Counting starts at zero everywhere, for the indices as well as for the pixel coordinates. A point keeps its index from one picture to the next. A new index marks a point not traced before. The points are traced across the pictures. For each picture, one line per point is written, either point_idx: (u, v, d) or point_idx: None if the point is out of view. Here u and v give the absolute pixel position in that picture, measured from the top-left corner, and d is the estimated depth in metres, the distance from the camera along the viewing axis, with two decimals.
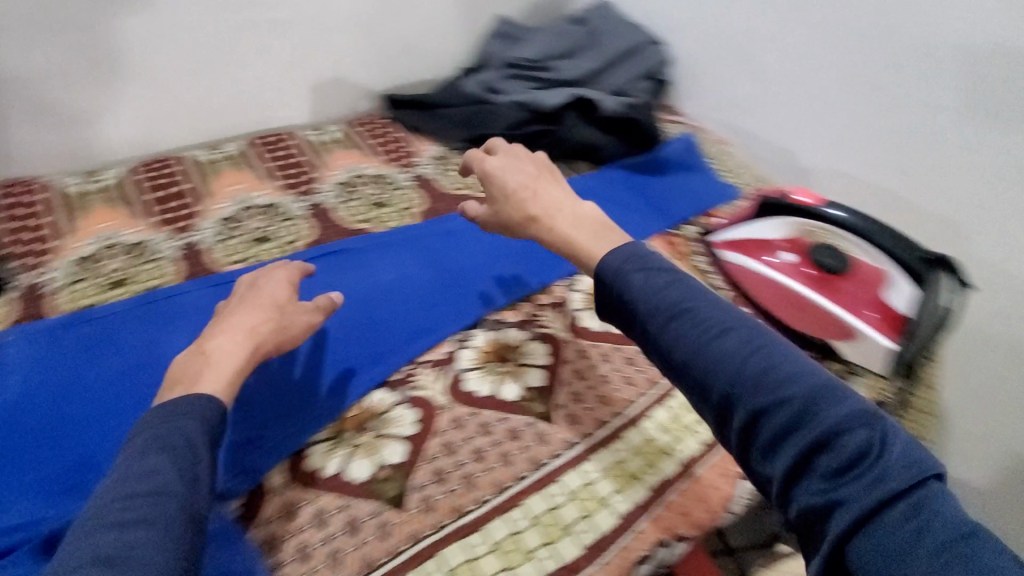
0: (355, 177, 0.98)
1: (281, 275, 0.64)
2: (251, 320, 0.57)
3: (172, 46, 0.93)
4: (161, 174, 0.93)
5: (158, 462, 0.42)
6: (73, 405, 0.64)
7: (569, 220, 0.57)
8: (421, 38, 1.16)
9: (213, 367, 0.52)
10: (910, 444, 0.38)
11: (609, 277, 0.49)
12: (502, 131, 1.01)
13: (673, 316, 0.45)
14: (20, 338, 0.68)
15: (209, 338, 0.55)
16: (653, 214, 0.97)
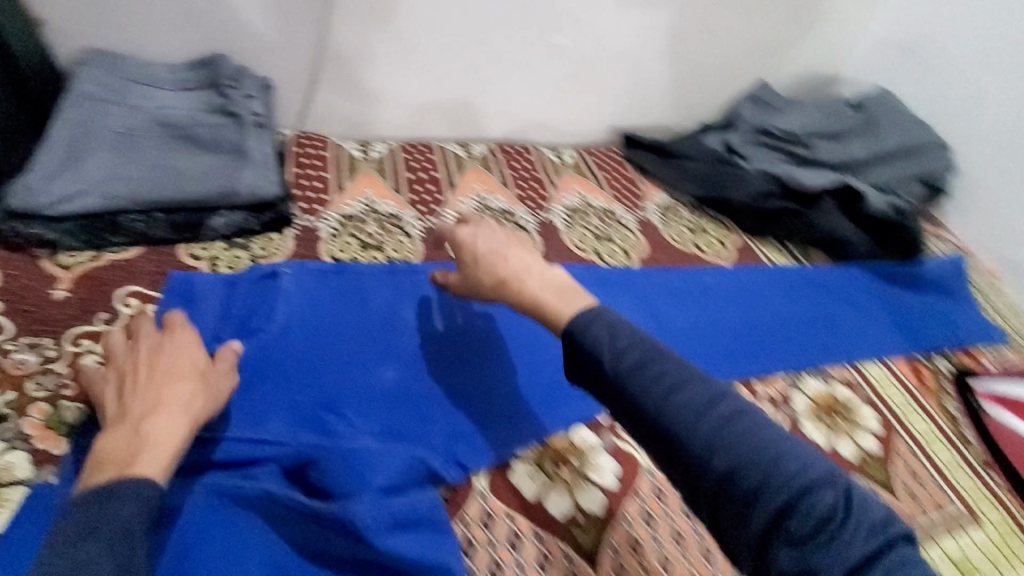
0: (583, 206, 0.99)
1: (184, 338, 0.59)
2: (178, 394, 0.53)
3: (468, 53, 1.03)
4: (420, 158, 1.02)
5: (90, 552, 0.42)
6: (324, 346, 0.69)
7: (537, 283, 0.62)
8: (678, 90, 1.18)
9: (153, 451, 0.49)
10: (855, 495, 0.45)
11: (583, 338, 0.55)
12: (745, 200, 0.99)
13: (635, 369, 0.52)
14: (296, 272, 0.75)
15: (135, 416, 0.51)
16: (900, 335, 0.89)
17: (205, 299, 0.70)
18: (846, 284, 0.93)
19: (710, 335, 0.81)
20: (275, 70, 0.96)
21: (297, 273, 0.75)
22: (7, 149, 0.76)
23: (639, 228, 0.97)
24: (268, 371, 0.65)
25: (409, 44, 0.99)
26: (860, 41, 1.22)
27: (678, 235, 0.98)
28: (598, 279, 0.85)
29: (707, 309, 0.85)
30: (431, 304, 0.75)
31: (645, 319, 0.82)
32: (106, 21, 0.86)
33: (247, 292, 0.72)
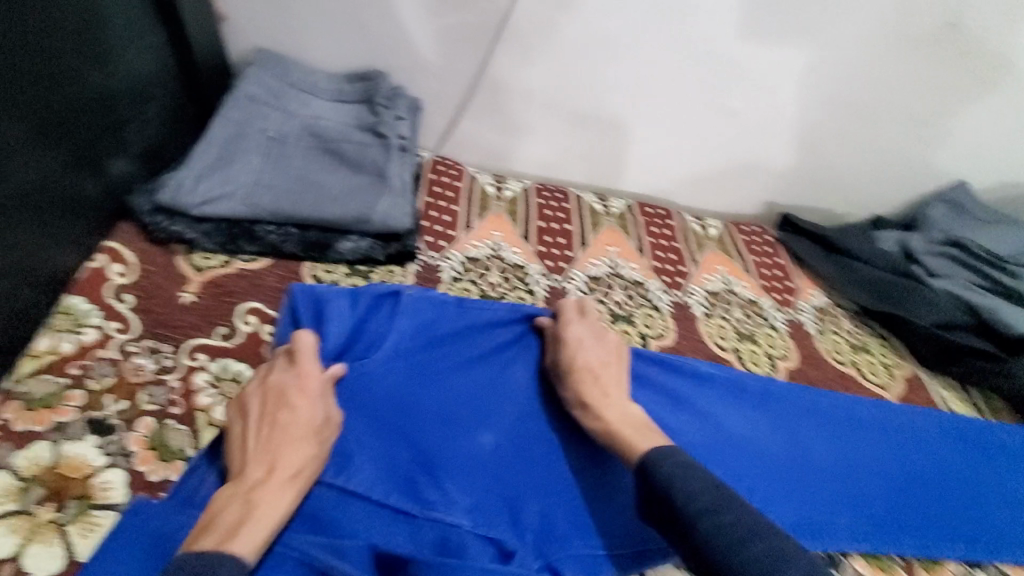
0: (726, 292, 0.87)
1: (311, 386, 0.57)
2: (294, 459, 0.52)
3: (632, 104, 0.95)
4: (555, 204, 0.95)
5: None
6: (430, 397, 0.64)
7: (618, 414, 0.62)
8: (850, 177, 1.06)
9: (254, 524, 0.46)
10: None
11: (652, 470, 0.53)
12: (928, 325, 0.87)
13: (705, 513, 0.47)
14: (414, 300, 0.69)
15: (248, 478, 0.50)
16: None
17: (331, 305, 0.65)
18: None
19: (849, 480, 0.71)
20: (428, 93, 0.93)
21: (419, 297, 0.69)
22: (166, 140, 0.77)
23: (789, 333, 0.85)
24: (374, 414, 0.61)
25: (572, 88, 0.93)
26: None
27: (835, 348, 0.85)
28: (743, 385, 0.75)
29: (856, 447, 0.74)
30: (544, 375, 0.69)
31: (779, 433, 0.72)
32: (280, 22, 0.86)
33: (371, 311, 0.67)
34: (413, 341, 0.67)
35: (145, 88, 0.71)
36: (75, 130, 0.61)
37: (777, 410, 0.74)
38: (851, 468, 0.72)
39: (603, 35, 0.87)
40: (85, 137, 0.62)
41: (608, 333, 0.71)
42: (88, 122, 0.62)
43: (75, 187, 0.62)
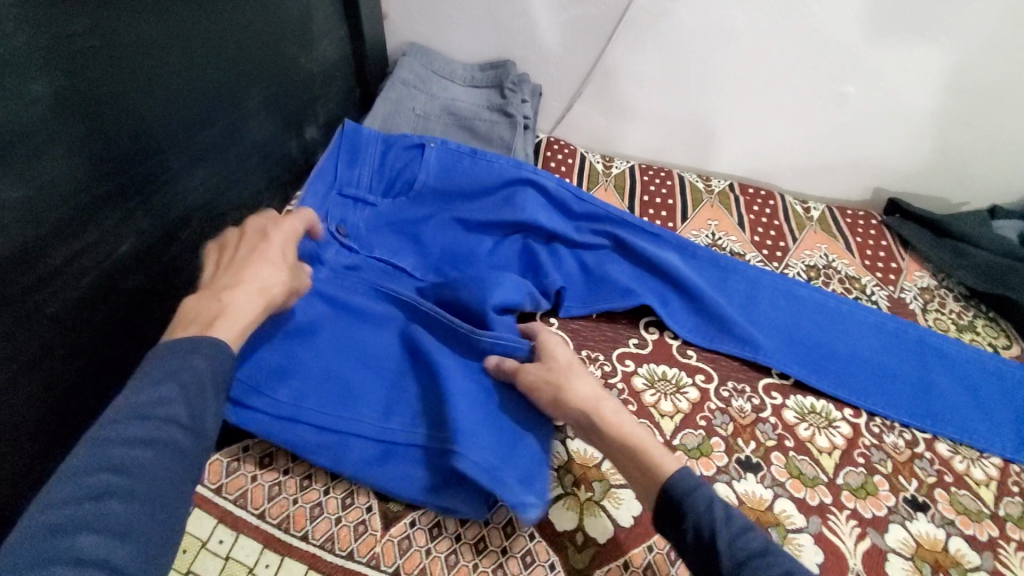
0: (826, 267, 0.91)
1: (287, 228, 0.63)
2: (263, 278, 0.57)
3: (739, 85, 1.00)
4: (658, 182, 1.03)
5: (171, 394, 0.45)
6: (446, 222, 0.84)
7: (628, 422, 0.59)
8: (969, 161, 1.04)
9: (233, 319, 0.52)
10: None
11: (685, 499, 0.51)
12: None
13: (754, 559, 0.47)
14: (441, 146, 0.85)
15: (216, 283, 0.55)
16: None
17: (367, 148, 0.84)
18: None
19: (820, 324, 0.80)
20: (547, 78, 1.05)
21: (440, 149, 0.85)
22: (341, 115, 0.95)
23: (890, 310, 0.86)
24: (409, 229, 0.83)
25: (682, 73, 1.00)
26: None
27: (937, 325, 0.86)
28: (712, 259, 0.86)
29: (819, 295, 0.83)
30: (545, 211, 0.86)
31: (742, 286, 0.84)
32: (430, 19, 1.01)
33: (397, 157, 0.85)
34: (432, 184, 0.84)
35: (329, 72, 0.88)
36: (288, 98, 0.79)
37: (748, 279, 0.85)
38: (817, 316, 0.81)
39: (711, 24, 0.93)
40: (292, 107, 0.80)
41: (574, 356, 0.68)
42: (294, 96, 0.80)
43: (284, 147, 0.80)
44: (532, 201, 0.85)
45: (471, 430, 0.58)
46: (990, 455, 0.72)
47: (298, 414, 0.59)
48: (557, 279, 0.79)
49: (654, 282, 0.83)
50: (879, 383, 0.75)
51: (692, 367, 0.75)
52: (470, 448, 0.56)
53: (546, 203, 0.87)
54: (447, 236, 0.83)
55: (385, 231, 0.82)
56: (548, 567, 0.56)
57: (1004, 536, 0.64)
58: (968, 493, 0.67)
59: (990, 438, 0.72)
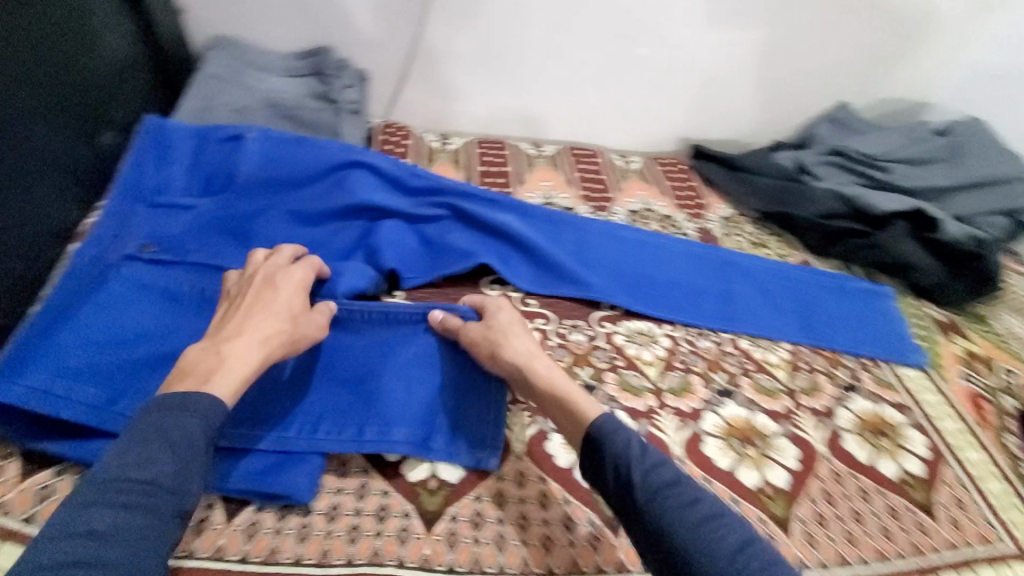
0: (644, 211, 1.02)
1: (297, 277, 0.67)
2: (262, 327, 0.60)
3: (547, 52, 1.07)
4: (494, 153, 1.09)
5: (158, 454, 0.49)
6: (274, 213, 0.81)
7: (549, 372, 0.63)
8: (750, 105, 1.19)
9: (228, 372, 0.56)
10: None
11: (608, 441, 0.56)
12: (811, 216, 0.98)
13: (666, 489, 0.52)
14: (261, 135, 0.84)
15: (220, 338, 0.59)
16: (878, 340, 0.84)
17: (179, 144, 0.82)
18: (823, 291, 0.90)
19: (641, 259, 0.90)
20: (372, 63, 1.06)
21: (261, 139, 0.84)
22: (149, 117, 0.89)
23: (699, 238, 0.99)
24: (233, 225, 0.79)
25: (497, 47, 1.06)
26: (951, 68, 1.15)
27: (737, 246, 0.99)
28: (546, 217, 0.93)
29: (638, 234, 0.93)
30: (380, 190, 0.87)
31: (573, 236, 0.91)
32: (239, 13, 0.98)
33: (211, 152, 0.83)
34: (256, 174, 0.82)
35: (124, 70, 0.82)
36: (77, 100, 0.73)
37: (577, 230, 0.92)
38: (637, 253, 0.91)
39: None
40: (80, 107, 0.74)
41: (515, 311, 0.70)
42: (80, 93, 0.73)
43: (78, 153, 0.74)
44: (364, 180, 0.85)
45: (396, 412, 0.63)
46: (782, 341, 0.83)
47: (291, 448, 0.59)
48: (392, 256, 0.80)
49: (494, 242, 0.87)
50: (688, 300, 0.86)
51: (533, 314, 0.80)
52: (399, 432, 0.62)
53: (382, 183, 0.88)
54: (276, 226, 0.80)
55: (206, 230, 0.78)
56: (403, 515, 0.57)
57: (796, 404, 0.74)
58: (767, 376, 0.77)
59: (783, 327, 0.84)
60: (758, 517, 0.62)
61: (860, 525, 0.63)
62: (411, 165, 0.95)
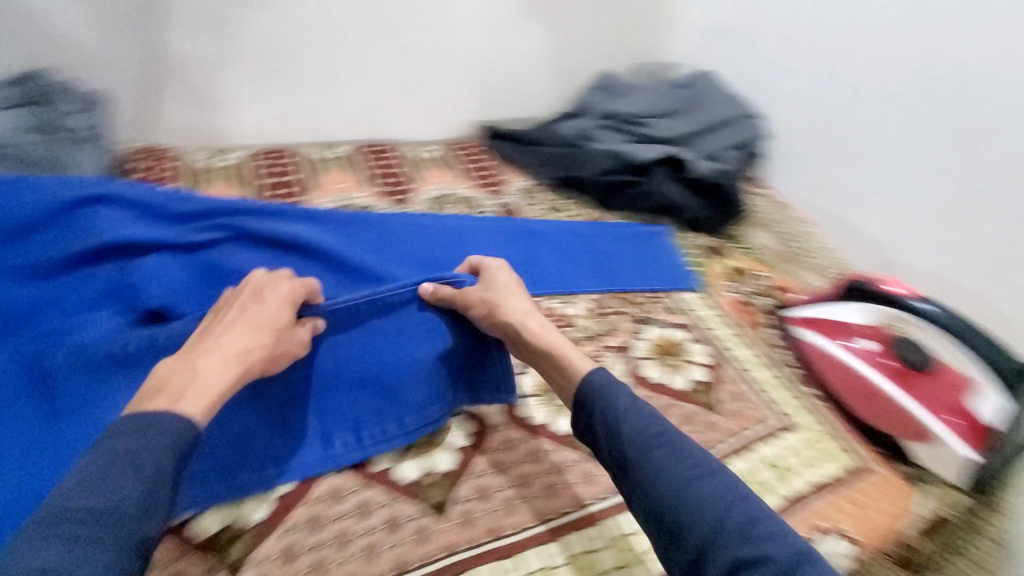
0: (446, 196, 1.04)
1: (287, 290, 0.60)
2: (237, 342, 0.53)
3: (309, 50, 1.02)
4: (277, 163, 1.02)
5: (123, 484, 0.40)
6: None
7: (550, 328, 0.63)
8: (528, 82, 1.25)
9: (198, 388, 0.48)
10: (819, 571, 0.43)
11: (598, 396, 0.55)
12: (591, 176, 1.07)
13: (654, 445, 0.50)
14: None
15: (195, 353, 0.52)
16: (661, 275, 0.95)
17: None
18: (613, 241, 0.99)
19: (445, 245, 0.91)
20: (104, 83, 0.93)
21: None
22: None
23: (500, 213, 1.03)
24: None
25: (252, 49, 0.98)
26: (682, 29, 1.32)
27: (538, 214, 1.04)
28: (341, 219, 0.89)
29: (440, 221, 0.94)
30: (137, 221, 0.77)
31: (374, 235, 0.89)
32: None
33: None
34: None
35: None
36: None
37: (377, 227, 0.90)
38: (441, 241, 0.92)
39: None
40: None
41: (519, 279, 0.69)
42: None
43: None
44: (111, 215, 0.75)
45: (426, 389, 0.67)
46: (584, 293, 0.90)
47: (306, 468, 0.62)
48: (160, 290, 0.71)
49: (285, 256, 0.82)
50: None
51: None
52: (436, 411, 0.67)
53: (133, 213, 0.77)
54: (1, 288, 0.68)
55: None
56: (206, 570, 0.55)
57: (600, 347, 0.81)
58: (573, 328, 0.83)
59: (582, 281, 0.91)
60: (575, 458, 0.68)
61: None
62: (174, 188, 0.85)
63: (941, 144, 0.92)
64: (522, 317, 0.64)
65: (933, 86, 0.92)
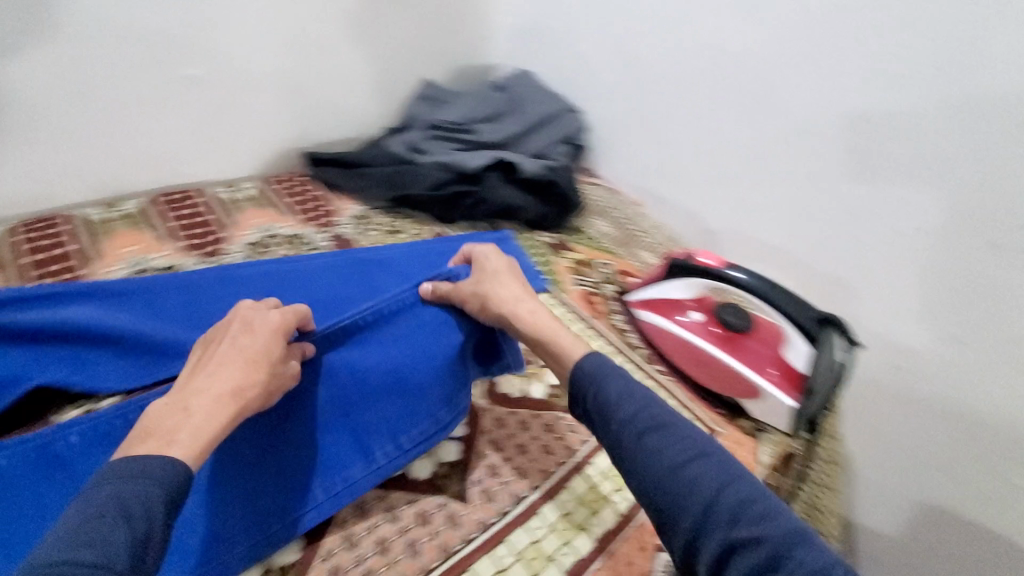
0: (266, 239, 0.95)
1: (277, 321, 0.57)
2: (227, 382, 0.50)
3: (59, 95, 0.85)
4: (45, 234, 0.85)
5: (114, 533, 0.38)
6: None
7: (543, 314, 0.67)
8: (344, 101, 1.17)
9: (193, 429, 0.46)
10: (817, 546, 0.45)
11: (596, 386, 0.57)
12: (423, 192, 1.03)
13: (650, 433, 0.52)
14: None
15: (187, 391, 0.49)
16: None
17: None
18: (455, 254, 0.97)
19: (269, 295, 0.82)
20: None
21: None
22: None
23: (332, 245, 0.95)
24: None
25: None
26: (492, 31, 1.33)
27: (374, 241, 0.99)
28: (137, 288, 0.76)
29: (259, 268, 0.85)
30: None
31: (179, 299, 0.78)
32: None
33: None
34: None
35: None
36: None
37: (182, 290, 0.79)
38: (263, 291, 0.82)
39: None
40: None
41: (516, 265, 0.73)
42: None
43: None
44: None
45: (416, 404, 0.67)
46: None
47: (340, 487, 0.61)
48: None
49: (62, 347, 0.69)
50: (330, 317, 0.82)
51: None
52: (426, 425, 0.66)
53: None
54: None
55: None
56: None
57: None
58: None
59: None
60: (436, 503, 0.63)
61: (525, 456, 0.69)
62: None
63: (728, 116, 0.97)
64: (507, 303, 0.67)
65: (711, 59, 0.97)
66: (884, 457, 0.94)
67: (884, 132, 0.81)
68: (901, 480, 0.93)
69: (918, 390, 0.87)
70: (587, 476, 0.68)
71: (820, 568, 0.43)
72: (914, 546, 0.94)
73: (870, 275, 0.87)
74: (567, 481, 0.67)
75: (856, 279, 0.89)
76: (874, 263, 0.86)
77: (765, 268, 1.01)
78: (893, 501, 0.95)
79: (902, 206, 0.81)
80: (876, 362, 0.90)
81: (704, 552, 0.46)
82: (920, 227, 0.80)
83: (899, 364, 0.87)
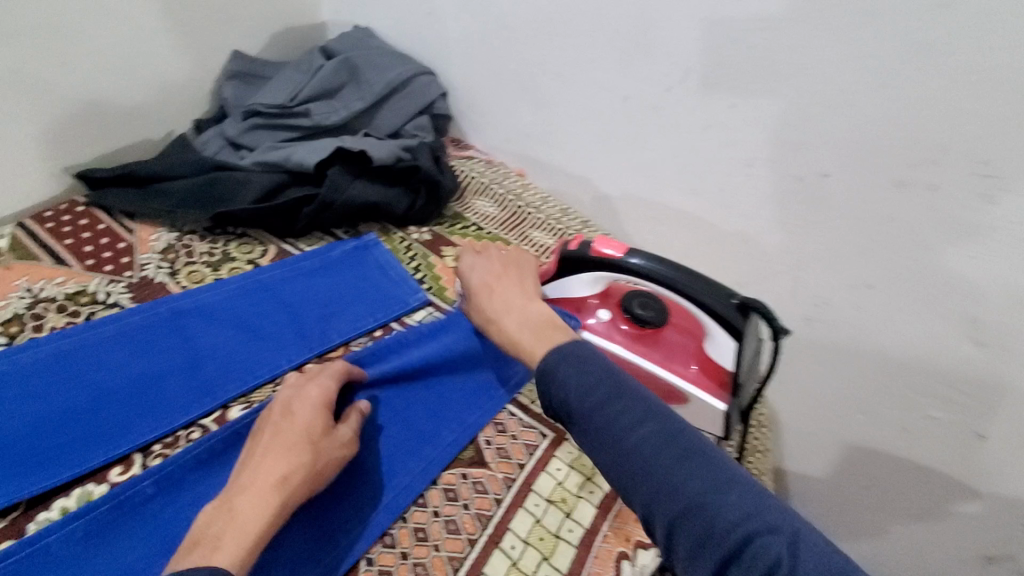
0: (32, 305, 0.69)
1: (316, 395, 0.54)
2: (274, 469, 0.47)
3: None
4: None
5: None
6: None
7: (516, 322, 0.57)
8: (125, 97, 0.87)
9: (234, 531, 0.44)
10: (754, 500, 0.40)
11: (549, 376, 0.49)
12: (249, 206, 0.80)
13: (596, 413, 0.46)
14: None
15: (231, 488, 0.47)
16: (374, 301, 0.77)
17: None
18: (302, 279, 0.77)
19: (47, 391, 0.59)
20: None
21: None
22: None
23: (135, 300, 0.72)
24: None
25: None
26: None
27: (195, 280, 0.77)
28: None
29: (27, 354, 0.61)
30: None
31: None
32: None
33: None
34: None
35: None
36: None
37: None
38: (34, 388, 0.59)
39: None
40: None
41: (508, 257, 0.66)
42: None
43: None
44: None
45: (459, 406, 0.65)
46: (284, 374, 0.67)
47: (414, 476, 0.57)
48: None
49: None
50: (137, 410, 0.60)
51: None
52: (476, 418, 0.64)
53: None
54: None
55: None
56: None
57: None
58: None
59: (275, 360, 0.67)
60: None
61: (425, 544, 0.54)
62: None
63: (607, 65, 0.82)
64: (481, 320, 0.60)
65: None
66: (808, 407, 0.91)
67: (787, 66, 0.69)
68: (826, 428, 0.91)
69: (841, 339, 0.81)
70: (506, 548, 0.55)
71: (758, 525, 0.39)
72: (842, 483, 0.94)
73: (774, 229, 0.79)
74: (483, 564, 0.54)
75: (762, 235, 0.81)
76: (778, 215, 0.78)
77: (669, 231, 0.90)
78: (819, 445, 0.93)
79: (805, 150, 0.72)
80: (794, 317, 0.84)
81: (655, 532, 0.42)
82: (821, 171, 0.72)
83: (816, 317, 0.82)
